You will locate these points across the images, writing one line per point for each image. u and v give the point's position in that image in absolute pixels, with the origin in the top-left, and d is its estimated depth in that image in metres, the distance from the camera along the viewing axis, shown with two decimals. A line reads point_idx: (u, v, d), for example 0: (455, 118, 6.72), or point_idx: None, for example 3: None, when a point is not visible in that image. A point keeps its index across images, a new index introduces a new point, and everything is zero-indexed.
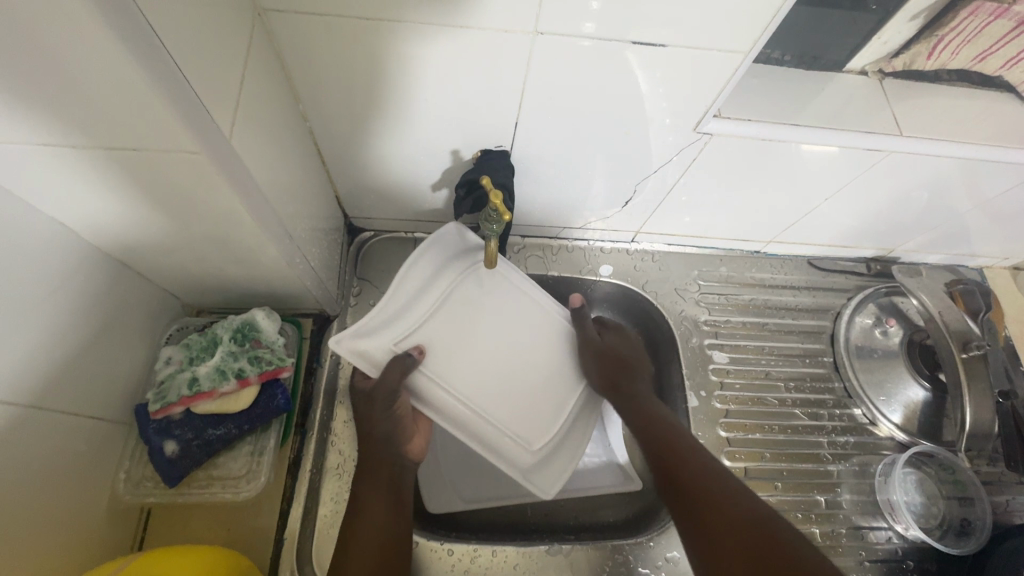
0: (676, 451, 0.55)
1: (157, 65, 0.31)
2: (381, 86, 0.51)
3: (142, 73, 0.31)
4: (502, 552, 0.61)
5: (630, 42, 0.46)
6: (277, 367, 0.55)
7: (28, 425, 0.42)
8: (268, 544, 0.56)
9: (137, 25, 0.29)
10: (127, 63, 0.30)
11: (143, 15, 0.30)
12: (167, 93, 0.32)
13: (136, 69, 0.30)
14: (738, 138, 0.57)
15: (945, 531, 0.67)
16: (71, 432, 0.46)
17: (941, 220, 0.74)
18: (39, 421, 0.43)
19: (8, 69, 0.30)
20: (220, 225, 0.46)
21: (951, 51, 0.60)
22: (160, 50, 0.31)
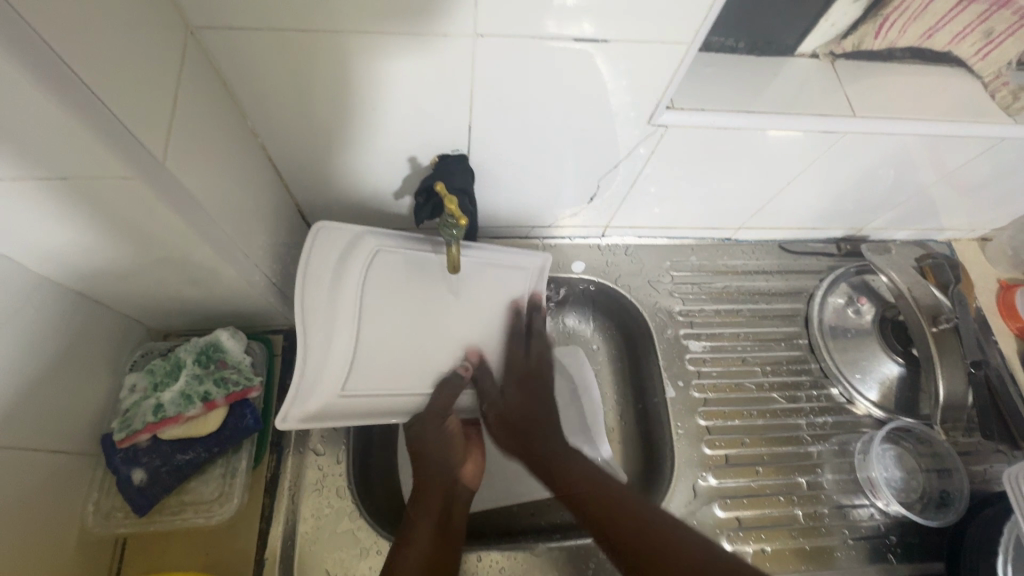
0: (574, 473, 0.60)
1: (70, 90, 0.30)
2: (328, 99, 0.50)
3: (59, 103, 0.30)
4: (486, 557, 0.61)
5: (574, 40, 0.46)
6: (244, 387, 0.55)
7: None
8: (248, 566, 0.55)
9: (40, 49, 0.29)
10: (39, 91, 0.29)
11: (49, 43, 0.29)
12: (88, 121, 0.32)
13: (53, 101, 0.30)
14: (694, 128, 0.57)
15: (925, 504, 0.68)
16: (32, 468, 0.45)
17: (904, 196, 0.74)
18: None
19: None
20: (171, 248, 0.45)
21: (898, 29, 0.61)
22: (70, 74, 0.30)
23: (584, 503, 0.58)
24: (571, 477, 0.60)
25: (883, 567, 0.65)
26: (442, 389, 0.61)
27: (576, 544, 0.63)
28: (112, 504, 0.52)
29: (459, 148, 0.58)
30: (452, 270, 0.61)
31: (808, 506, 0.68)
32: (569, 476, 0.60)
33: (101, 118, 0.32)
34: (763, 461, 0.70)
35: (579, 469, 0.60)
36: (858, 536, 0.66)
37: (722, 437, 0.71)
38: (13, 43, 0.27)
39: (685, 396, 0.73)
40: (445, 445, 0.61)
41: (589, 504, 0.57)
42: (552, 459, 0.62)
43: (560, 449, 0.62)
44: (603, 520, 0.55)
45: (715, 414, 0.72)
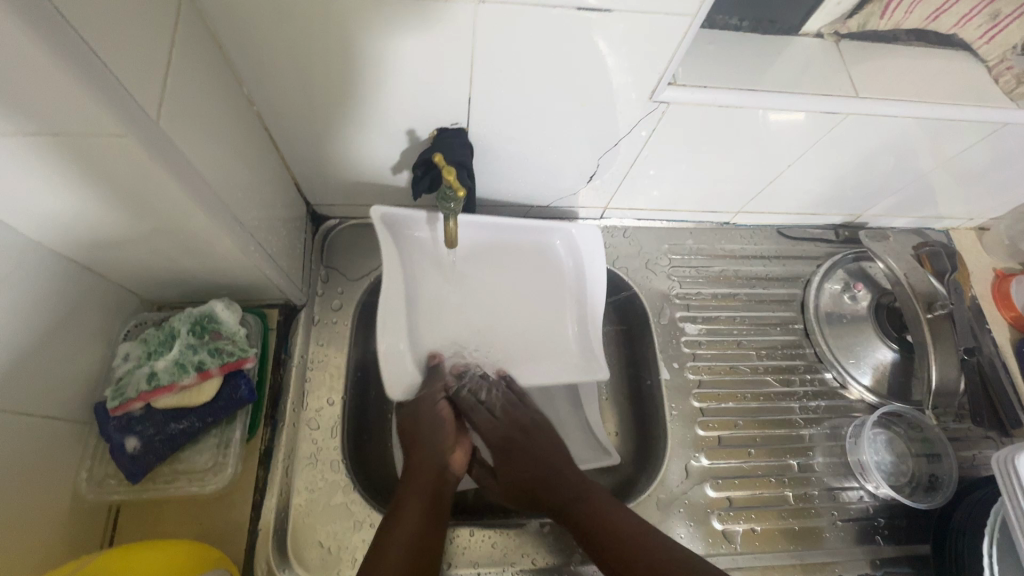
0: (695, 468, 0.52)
1: (61, 42, 0.30)
2: (326, 67, 0.49)
3: (49, 50, 0.29)
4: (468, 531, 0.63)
5: (577, 9, 0.45)
6: (239, 358, 0.54)
7: None
8: (242, 537, 0.56)
9: None
10: (31, 41, 0.28)
11: None
12: (79, 73, 0.31)
13: (44, 52, 0.29)
14: (696, 106, 0.56)
15: (914, 487, 0.69)
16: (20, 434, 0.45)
17: (904, 182, 0.74)
18: None
19: None
20: (165, 216, 0.44)
21: (904, 9, 0.59)
22: (63, 24, 0.30)
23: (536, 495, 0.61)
24: (548, 484, 0.61)
25: (870, 549, 0.66)
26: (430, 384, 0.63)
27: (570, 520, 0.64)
28: (106, 471, 0.52)
29: (458, 122, 0.58)
30: (449, 245, 0.61)
31: (799, 487, 0.68)
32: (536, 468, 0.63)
33: (93, 70, 0.32)
34: (756, 443, 0.71)
35: (542, 477, 0.62)
36: (847, 518, 0.67)
37: (715, 419, 0.71)
38: None
39: (680, 377, 0.73)
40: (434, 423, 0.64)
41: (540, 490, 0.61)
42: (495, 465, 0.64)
43: (569, 474, 0.62)
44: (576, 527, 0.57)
45: (709, 396, 0.73)
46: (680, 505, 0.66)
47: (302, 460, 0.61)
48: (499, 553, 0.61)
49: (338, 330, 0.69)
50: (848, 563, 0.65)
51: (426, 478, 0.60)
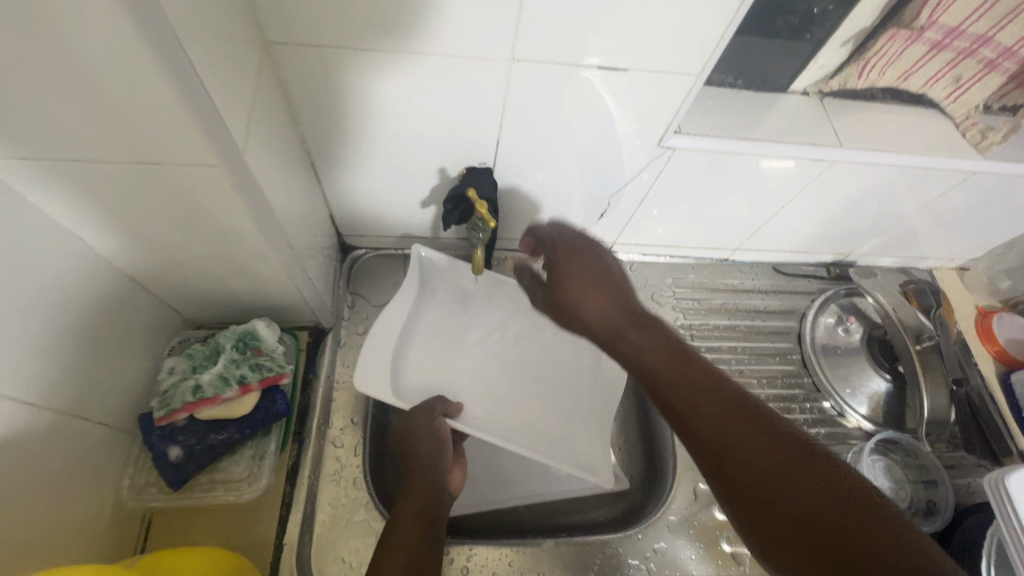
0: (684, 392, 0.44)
1: (193, 91, 0.34)
2: (371, 111, 0.55)
3: (184, 98, 0.34)
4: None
5: (596, 67, 0.52)
6: (277, 374, 0.57)
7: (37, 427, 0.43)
8: (268, 550, 0.58)
9: (177, 47, 0.32)
10: (169, 89, 0.33)
11: (185, 43, 0.33)
12: (200, 112, 0.36)
13: (176, 99, 0.34)
14: (699, 151, 0.63)
15: (913, 512, 0.71)
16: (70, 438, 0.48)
17: (888, 223, 0.80)
18: (48, 425, 0.44)
19: (62, 89, 0.33)
20: (227, 237, 0.49)
21: (878, 70, 0.65)
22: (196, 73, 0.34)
23: (733, 470, 0.39)
24: (775, 489, 0.37)
25: None
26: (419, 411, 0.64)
27: (584, 540, 0.65)
28: (145, 479, 0.54)
29: (486, 162, 0.64)
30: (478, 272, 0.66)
31: None
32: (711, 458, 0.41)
33: (212, 111, 0.37)
34: None
35: (673, 360, 0.46)
36: None
37: None
38: (159, 45, 0.31)
39: None
40: (433, 435, 0.62)
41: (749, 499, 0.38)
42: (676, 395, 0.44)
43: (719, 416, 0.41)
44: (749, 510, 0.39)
45: None
46: (688, 527, 0.68)
47: (326, 476, 0.64)
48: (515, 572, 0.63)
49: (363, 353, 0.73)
50: None
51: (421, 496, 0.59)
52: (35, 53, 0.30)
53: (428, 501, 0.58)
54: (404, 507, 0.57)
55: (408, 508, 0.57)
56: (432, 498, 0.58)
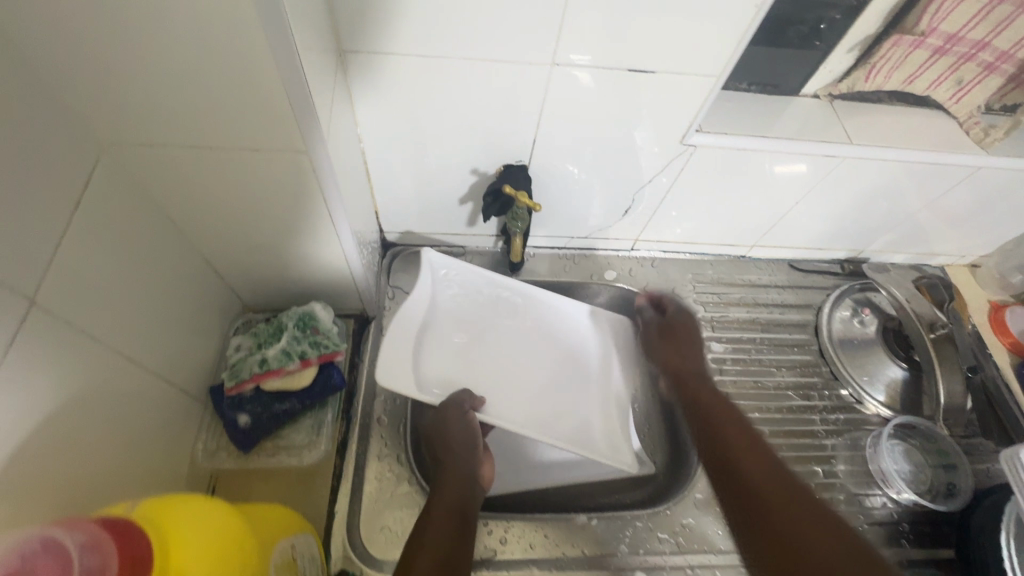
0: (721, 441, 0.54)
1: (295, 84, 0.40)
2: (421, 114, 0.61)
3: (287, 91, 0.40)
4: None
5: (629, 71, 0.56)
6: (333, 351, 0.62)
7: (135, 389, 0.48)
8: (321, 516, 0.62)
9: (288, 46, 0.38)
10: (278, 81, 0.39)
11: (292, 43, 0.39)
12: (298, 102, 0.41)
13: (281, 90, 0.39)
14: (719, 149, 0.68)
15: (933, 494, 0.74)
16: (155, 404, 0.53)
17: (898, 219, 0.84)
18: (143, 387, 0.49)
19: (188, 84, 0.39)
20: (301, 222, 0.55)
21: (884, 75, 0.70)
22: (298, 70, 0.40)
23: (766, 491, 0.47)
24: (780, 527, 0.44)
25: (895, 552, 0.70)
26: (450, 407, 0.65)
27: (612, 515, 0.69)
28: (216, 446, 0.59)
29: (522, 159, 0.69)
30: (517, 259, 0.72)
31: (825, 492, 0.74)
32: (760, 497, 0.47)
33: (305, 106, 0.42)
34: (781, 450, 0.77)
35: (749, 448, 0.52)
36: (874, 522, 0.72)
37: None
38: (275, 44, 0.37)
39: None
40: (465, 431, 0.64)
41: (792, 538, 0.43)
42: (762, 479, 0.49)
43: (802, 518, 0.44)
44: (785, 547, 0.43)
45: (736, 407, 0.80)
46: (715, 504, 0.71)
47: (372, 452, 0.68)
48: (550, 543, 0.66)
49: None
50: None
51: (456, 492, 0.59)
52: (173, 54, 0.36)
53: (460, 487, 0.60)
54: (438, 491, 0.58)
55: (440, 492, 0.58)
56: (467, 495, 0.59)
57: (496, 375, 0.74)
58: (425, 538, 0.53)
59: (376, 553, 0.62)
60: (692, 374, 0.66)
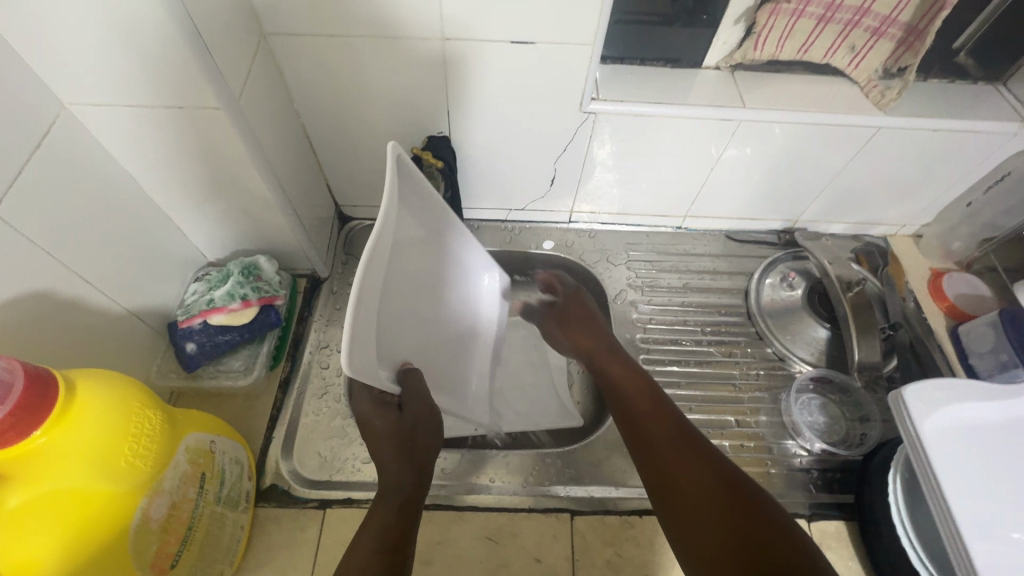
0: (653, 429, 0.56)
1: (197, 47, 0.50)
2: (345, 90, 0.71)
3: (191, 52, 0.50)
4: (363, 472, 0.70)
5: (512, 42, 0.65)
6: (272, 295, 0.72)
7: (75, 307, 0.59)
8: (259, 439, 0.71)
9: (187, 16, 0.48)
10: (182, 44, 0.49)
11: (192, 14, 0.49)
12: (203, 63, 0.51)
13: (187, 53, 0.49)
14: (617, 114, 0.74)
15: (844, 443, 0.76)
16: (112, 328, 0.64)
17: (819, 184, 0.88)
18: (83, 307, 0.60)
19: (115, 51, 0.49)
20: (234, 177, 0.65)
21: (775, 44, 0.75)
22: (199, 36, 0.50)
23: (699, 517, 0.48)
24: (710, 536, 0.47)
25: (802, 495, 0.72)
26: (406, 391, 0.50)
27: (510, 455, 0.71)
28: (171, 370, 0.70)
29: (443, 131, 0.78)
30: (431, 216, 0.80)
31: (736, 440, 0.77)
32: (650, 441, 0.55)
33: (212, 67, 0.53)
34: (698, 402, 0.81)
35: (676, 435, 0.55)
36: (782, 468, 0.75)
37: (661, 381, 0.82)
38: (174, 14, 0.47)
39: (632, 346, 0.86)
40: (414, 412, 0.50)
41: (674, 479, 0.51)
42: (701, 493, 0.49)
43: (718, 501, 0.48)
44: (660, 475, 0.53)
45: (657, 362, 0.84)
46: None
47: (311, 391, 0.76)
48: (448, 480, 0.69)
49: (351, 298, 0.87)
50: (783, 502, 0.72)
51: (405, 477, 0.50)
52: (97, 26, 0.47)
53: (411, 480, 0.50)
54: (384, 482, 0.49)
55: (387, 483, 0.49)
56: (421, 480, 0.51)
57: (397, 317, 0.49)
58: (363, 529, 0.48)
59: (306, 475, 0.69)
60: (632, 393, 0.61)
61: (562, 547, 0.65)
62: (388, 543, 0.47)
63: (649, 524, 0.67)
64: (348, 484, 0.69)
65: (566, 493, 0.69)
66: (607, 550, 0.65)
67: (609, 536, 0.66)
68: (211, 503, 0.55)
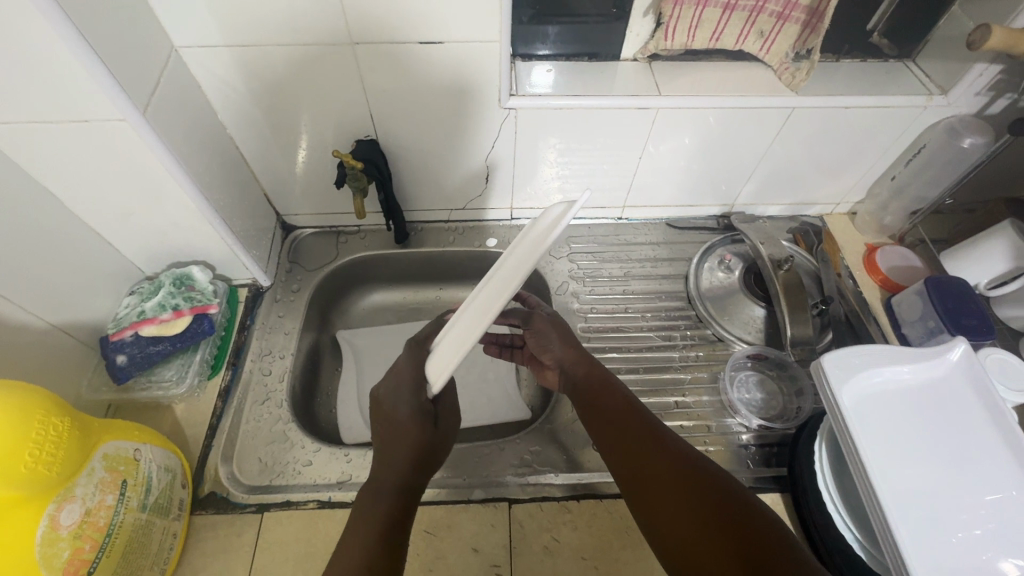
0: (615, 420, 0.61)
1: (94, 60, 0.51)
2: (268, 99, 0.72)
3: (86, 65, 0.50)
4: (303, 475, 0.70)
5: (422, 42, 0.67)
6: (205, 304, 0.75)
7: None
8: (198, 448, 0.71)
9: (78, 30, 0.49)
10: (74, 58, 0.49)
11: (85, 28, 0.50)
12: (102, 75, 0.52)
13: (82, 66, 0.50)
14: (537, 108, 0.76)
15: (780, 418, 0.78)
16: (31, 345, 0.64)
17: (747, 168, 0.90)
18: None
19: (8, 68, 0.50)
20: (154, 189, 0.65)
21: (686, 34, 0.77)
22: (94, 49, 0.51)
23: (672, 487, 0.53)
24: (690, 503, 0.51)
25: (741, 471, 0.73)
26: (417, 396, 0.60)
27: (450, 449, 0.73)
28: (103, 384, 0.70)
29: (371, 134, 0.79)
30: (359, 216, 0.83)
31: (676, 421, 0.78)
32: (626, 438, 0.59)
33: (119, 77, 0.54)
34: (639, 386, 0.82)
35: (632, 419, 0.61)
36: (721, 445, 0.75)
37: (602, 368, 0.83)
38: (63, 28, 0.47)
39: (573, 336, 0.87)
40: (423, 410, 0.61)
41: (645, 475, 0.55)
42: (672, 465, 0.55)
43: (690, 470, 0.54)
44: (627, 457, 0.57)
45: (598, 349, 0.85)
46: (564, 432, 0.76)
47: (252, 399, 0.76)
48: None
49: (294, 305, 0.87)
50: None
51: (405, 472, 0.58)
52: None
53: (412, 476, 0.58)
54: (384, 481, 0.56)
55: (394, 478, 0.57)
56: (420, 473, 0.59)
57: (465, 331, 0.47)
58: (359, 520, 0.53)
59: (245, 480, 0.69)
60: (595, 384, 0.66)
61: (499, 537, 0.66)
62: (388, 531, 0.52)
63: (586, 508, 0.68)
64: (289, 486, 0.69)
65: (504, 484, 0.70)
66: (545, 536, 0.66)
67: (547, 521, 0.67)
68: (135, 510, 0.55)
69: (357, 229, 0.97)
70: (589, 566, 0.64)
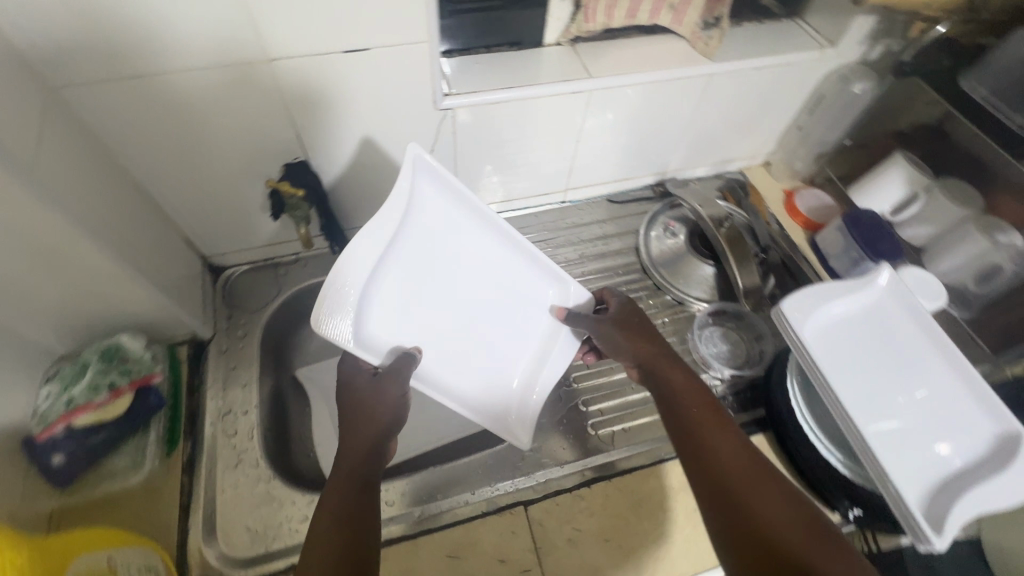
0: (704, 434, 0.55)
1: None
2: (175, 133, 0.64)
3: None
4: (302, 532, 0.65)
5: (346, 51, 0.62)
6: (147, 375, 0.68)
7: None
8: (172, 534, 0.64)
9: None
10: None
11: None
12: None
13: None
14: (474, 106, 0.74)
15: (747, 364, 0.84)
16: None
17: (675, 136, 0.94)
18: None
19: None
20: (55, 255, 0.55)
21: (604, 13, 0.79)
22: None
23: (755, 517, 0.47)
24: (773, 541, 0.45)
25: None
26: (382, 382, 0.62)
27: (454, 467, 0.71)
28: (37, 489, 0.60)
29: (300, 156, 0.73)
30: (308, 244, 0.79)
31: None
32: (712, 455, 0.52)
33: None
34: None
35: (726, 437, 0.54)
36: None
37: None
38: None
39: None
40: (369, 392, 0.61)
41: (731, 503, 0.48)
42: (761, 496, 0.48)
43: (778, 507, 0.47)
44: (714, 477, 0.51)
45: None
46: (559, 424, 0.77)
47: (223, 465, 0.69)
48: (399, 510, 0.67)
49: (244, 353, 0.79)
50: None
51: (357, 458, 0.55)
52: None
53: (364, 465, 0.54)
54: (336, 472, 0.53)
55: (346, 467, 0.54)
56: (371, 459, 0.55)
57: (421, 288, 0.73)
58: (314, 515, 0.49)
59: (237, 555, 0.63)
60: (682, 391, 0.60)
61: (524, 541, 0.65)
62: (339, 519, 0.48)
63: (598, 492, 0.69)
64: (290, 546, 0.64)
65: (515, 488, 0.70)
66: (566, 528, 0.66)
67: (564, 514, 0.67)
68: None
69: (296, 258, 0.89)
70: (613, 546, 0.66)
